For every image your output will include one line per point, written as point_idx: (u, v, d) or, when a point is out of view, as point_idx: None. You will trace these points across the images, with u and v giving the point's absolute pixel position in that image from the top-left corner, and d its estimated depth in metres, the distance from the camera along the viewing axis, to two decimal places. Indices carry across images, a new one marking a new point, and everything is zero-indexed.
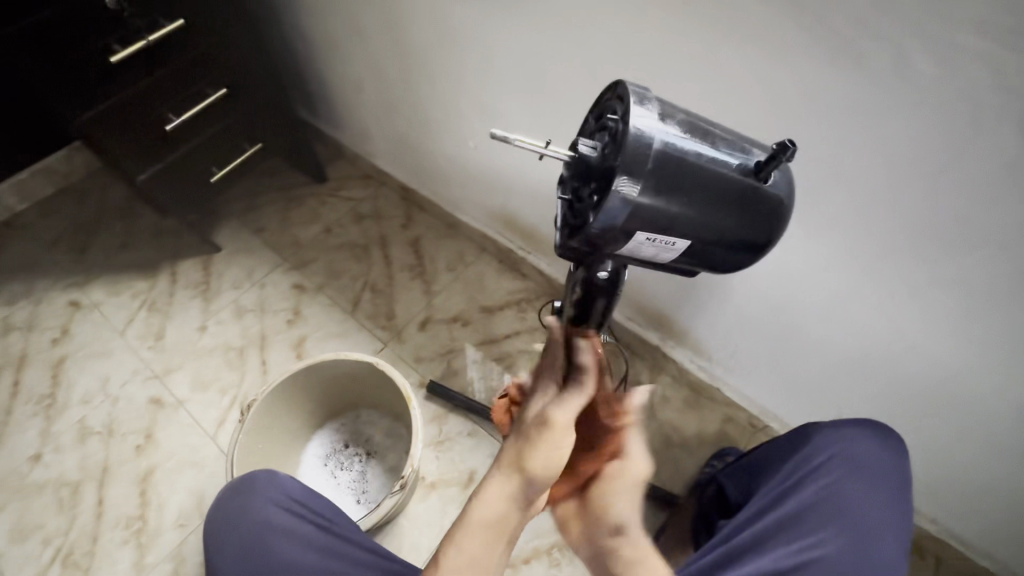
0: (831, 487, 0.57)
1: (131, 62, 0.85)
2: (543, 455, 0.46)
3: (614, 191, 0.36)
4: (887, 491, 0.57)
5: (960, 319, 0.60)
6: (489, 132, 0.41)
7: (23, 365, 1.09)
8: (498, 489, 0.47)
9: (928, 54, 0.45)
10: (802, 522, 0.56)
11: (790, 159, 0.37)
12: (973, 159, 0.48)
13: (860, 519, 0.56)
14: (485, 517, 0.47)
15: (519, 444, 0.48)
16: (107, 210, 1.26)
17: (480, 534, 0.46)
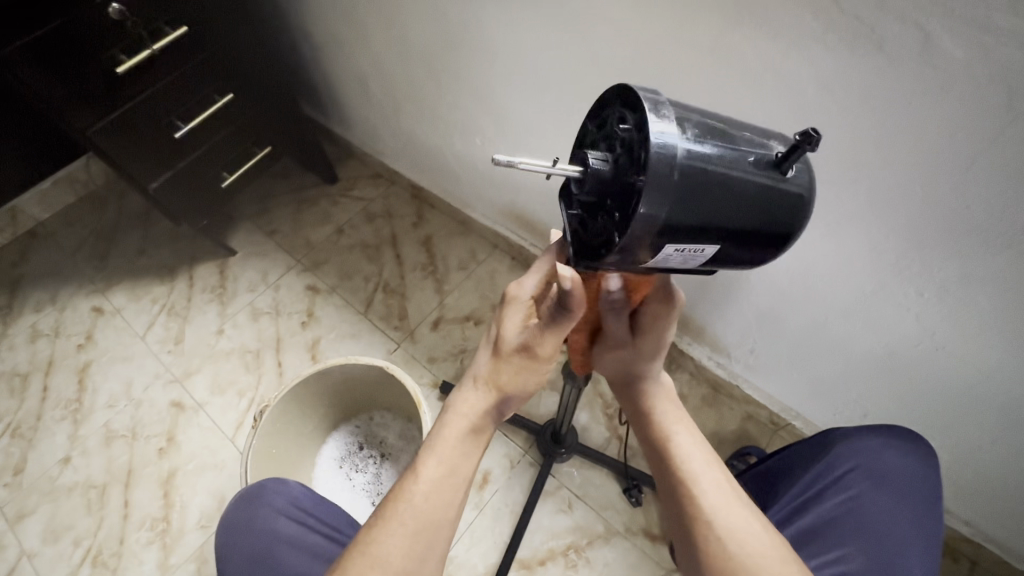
0: (853, 501, 0.55)
1: (138, 72, 0.85)
2: (522, 380, 0.51)
3: (642, 208, 0.34)
4: (914, 505, 0.55)
5: (997, 317, 0.56)
6: (494, 157, 0.39)
7: (51, 370, 1.12)
8: (476, 401, 0.50)
9: (955, 36, 0.41)
10: (821, 537, 0.54)
11: (815, 150, 0.35)
12: (1008, 148, 0.44)
13: (884, 534, 0.53)
14: (460, 424, 0.49)
15: (499, 365, 0.51)
16: (126, 217, 1.28)
17: (456, 444, 0.48)
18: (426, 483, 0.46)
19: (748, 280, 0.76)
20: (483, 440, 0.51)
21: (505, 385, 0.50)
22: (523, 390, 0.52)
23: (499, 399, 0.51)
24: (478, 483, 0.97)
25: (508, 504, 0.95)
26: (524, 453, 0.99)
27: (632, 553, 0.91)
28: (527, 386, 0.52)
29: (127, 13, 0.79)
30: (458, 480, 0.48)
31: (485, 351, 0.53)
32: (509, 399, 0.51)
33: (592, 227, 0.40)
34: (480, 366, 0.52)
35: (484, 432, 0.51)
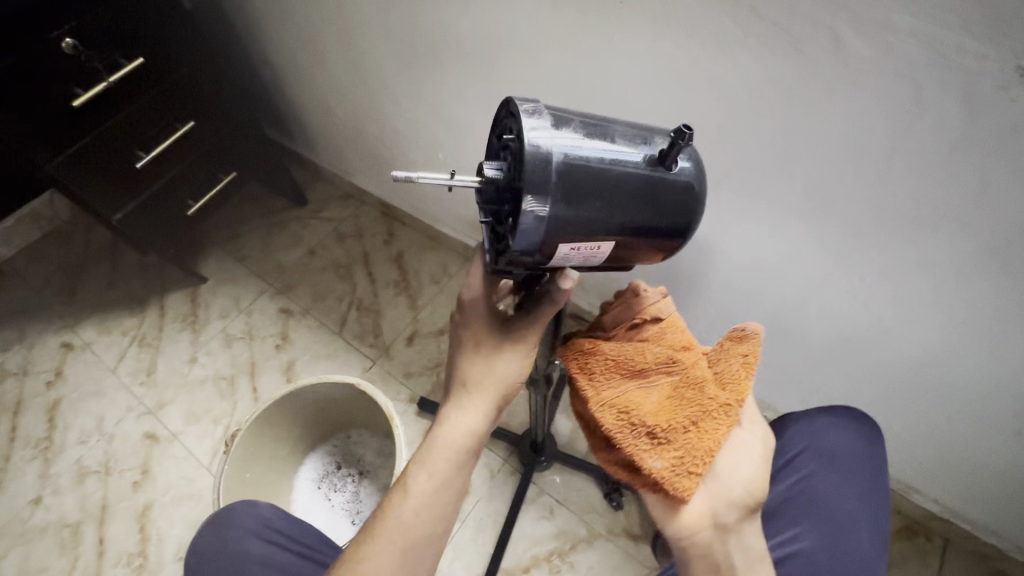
0: (806, 481, 0.56)
1: (94, 105, 0.86)
2: (507, 363, 0.47)
3: (526, 212, 0.37)
4: (862, 481, 0.56)
5: (935, 299, 0.58)
6: (394, 176, 0.41)
7: (20, 410, 1.10)
8: (467, 409, 0.48)
9: (861, 35, 0.44)
10: (776, 518, 0.55)
11: (690, 142, 0.38)
12: (920, 138, 0.47)
13: (834, 511, 0.54)
14: (451, 439, 0.47)
15: (476, 357, 0.48)
16: (94, 250, 1.27)
17: (447, 456, 0.47)
18: (415, 500, 0.46)
19: (707, 278, 0.78)
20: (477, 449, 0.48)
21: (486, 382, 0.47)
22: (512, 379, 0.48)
23: (492, 394, 0.48)
24: None
25: (490, 513, 0.95)
26: (504, 462, 0.99)
27: (614, 555, 0.91)
28: (517, 374, 0.48)
29: (81, 47, 0.80)
30: (449, 495, 0.48)
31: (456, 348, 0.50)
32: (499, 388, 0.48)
33: (496, 231, 0.43)
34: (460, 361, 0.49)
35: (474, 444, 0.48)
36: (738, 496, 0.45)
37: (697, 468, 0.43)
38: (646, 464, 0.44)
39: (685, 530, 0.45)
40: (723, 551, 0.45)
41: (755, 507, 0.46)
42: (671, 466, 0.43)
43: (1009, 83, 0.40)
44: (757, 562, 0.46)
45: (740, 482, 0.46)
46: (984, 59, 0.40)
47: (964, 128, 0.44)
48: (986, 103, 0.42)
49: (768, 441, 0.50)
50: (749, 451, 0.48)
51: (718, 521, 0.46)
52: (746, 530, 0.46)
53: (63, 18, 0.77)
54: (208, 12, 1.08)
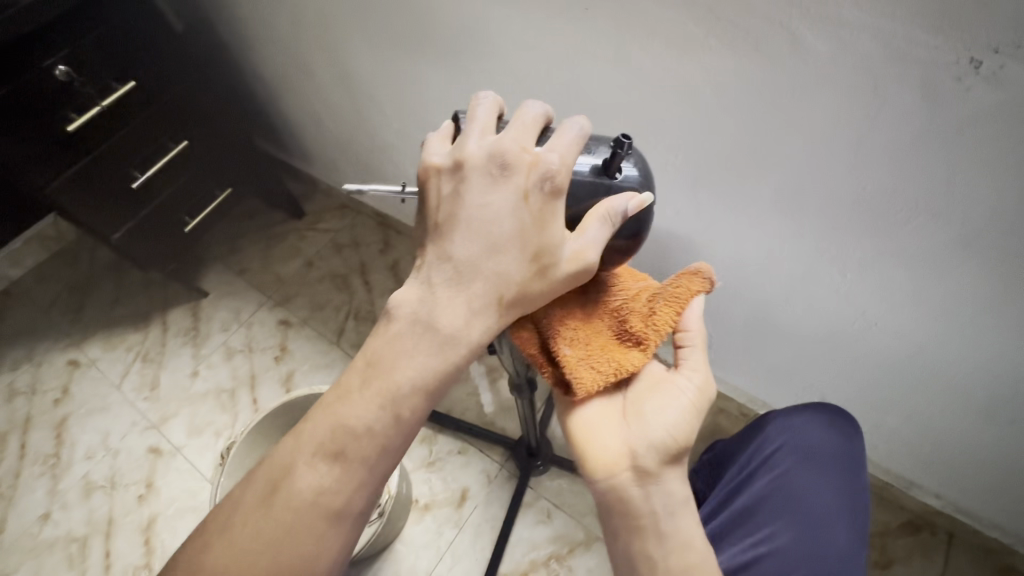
0: (782, 479, 0.56)
1: (88, 127, 0.88)
2: (408, 362, 0.40)
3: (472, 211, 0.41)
4: (840, 477, 0.56)
5: (916, 291, 0.58)
6: (345, 189, 0.49)
7: (29, 427, 1.12)
8: (357, 403, 0.40)
9: (818, 32, 0.44)
10: (752, 517, 0.55)
11: (627, 149, 0.41)
12: (885, 130, 0.47)
13: (810, 508, 0.54)
14: (321, 431, 0.40)
15: (397, 315, 0.42)
16: (98, 268, 1.30)
17: (308, 452, 0.40)
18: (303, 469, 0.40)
19: None
20: (353, 472, 0.39)
21: (387, 369, 0.40)
22: (486, 325, 0.41)
23: (383, 396, 0.40)
24: (456, 500, 0.97)
25: (488, 519, 0.95)
26: (501, 467, 0.99)
27: None
28: (425, 368, 0.40)
29: (73, 73, 0.82)
30: (298, 509, 0.38)
31: (436, 255, 0.42)
32: (496, 291, 0.40)
33: None
34: (429, 271, 0.42)
35: (352, 451, 0.39)
36: (657, 438, 0.44)
37: (598, 367, 0.44)
38: (557, 346, 0.45)
39: (599, 471, 0.45)
40: (643, 497, 0.44)
41: (678, 453, 0.45)
42: (575, 357, 0.45)
43: (963, 74, 0.40)
44: (680, 508, 0.44)
45: (661, 426, 0.45)
46: (937, 51, 0.40)
47: (924, 119, 0.44)
48: (943, 94, 0.42)
49: (705, 392, 0.47)
50: (679, 395, 0.46)
51: (639, 464, 0.44)
52: (671, 478, 0.44)
53: (56, 48, 0.79)
54: (199, 33, 1.10)
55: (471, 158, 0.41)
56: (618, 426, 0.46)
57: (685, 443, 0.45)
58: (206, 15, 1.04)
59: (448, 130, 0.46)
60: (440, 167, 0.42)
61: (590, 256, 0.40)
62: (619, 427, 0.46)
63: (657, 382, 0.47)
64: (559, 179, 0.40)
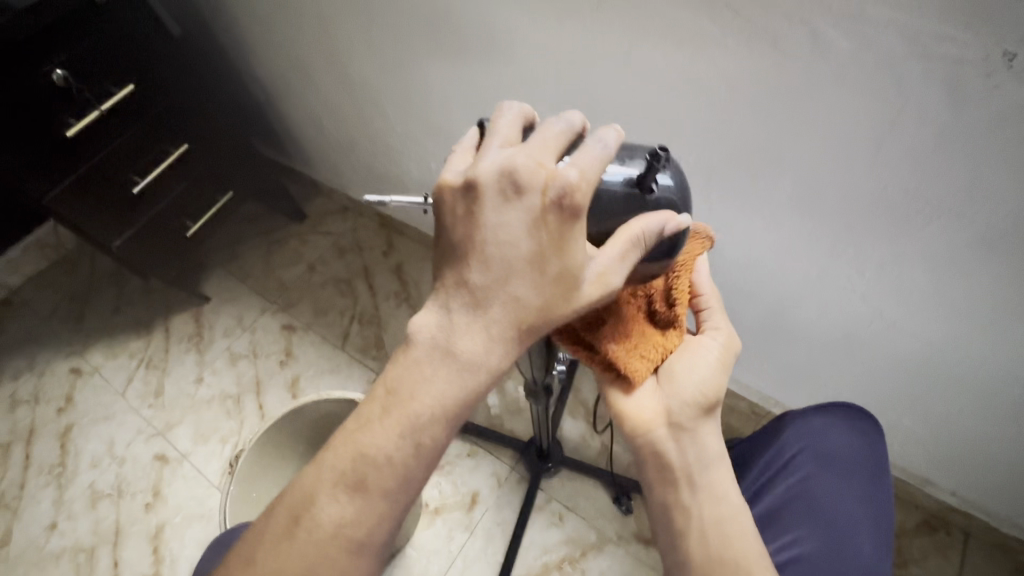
0: (803, 485, 0.55)
1: (87, 134, 0.87)
2: (428, 390, 0.39)
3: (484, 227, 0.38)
4: (864, 483, 0.55)
5: (934, 291, 0.57)
6: (365, 199, 0.48)
7: (33, 437, 1.11)
8: (376, 431, 0.39)
9: (840, 30, 0.43)
10: (773, 525, 0.54)
11: (664, 163, 0.40)
12: (907, 130, 0.46)
13: (832, 515, 0.53)
14: (342, 461, 0.39)
15: (415, 341, 0.41)
16: (99, 275, 1.29)
17: (329, 482, 0.39)
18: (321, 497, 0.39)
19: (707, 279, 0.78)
20: (374, 503, 0.39)
21: (406, 396, 0.39)
22: (504, 351, 0.39)
23: (403, 424, 0.39)
24: (467, 504, 0.96)
25: (499, 522, 0.94)
26: (511, 470, 0.99)
27: (626, 559, 0.90)
28: (444, 396, 0.39)
29: (71, 78, 0.80)
30: (322, 538, 0.38)
31: (452, 279, 0.40)
32: (516, 317, 0.39)
33: None
34: (446, 295, 0.40)
35: (371, 481, 0.39)
36: (690, 395, 0.47)
37: (647, 357, 0.45)
38: (606, 347, 0.44)
39: (638, 427, 0.47)
40: (675, 451, 0.47)
41: (709, 407, 0.47)
42: (625, 352, 0.45)
43: (993, 70, 0.39)
44: (714, 463, 0.46)
45: (693, 383, 0.47)
46: (965, 47, 0.39)
47: (949, 118, 0.43)
48: (971, 91, 0.41)
49: (730, 348, 0.50)
50: (706, 353, 0.49)
51: (674, 420, 0.47)
52: (704, 433, 0.47)
53: (54, 53, 0.78)
54: (197, 36, 1.08)
55: (485, 172, 0.38)
56: (653, 388, 0.48)
57: (718, 397, 0.47)
58: (203, 17, 1.02)
59: (467, 146, 0.44)
60: (453, 186, 0.40)
61: (613, 280, 0.40)
62: (653, 388, 0.48)
63: (684, 344, 0.49)
64: (575, 198, 0.37)
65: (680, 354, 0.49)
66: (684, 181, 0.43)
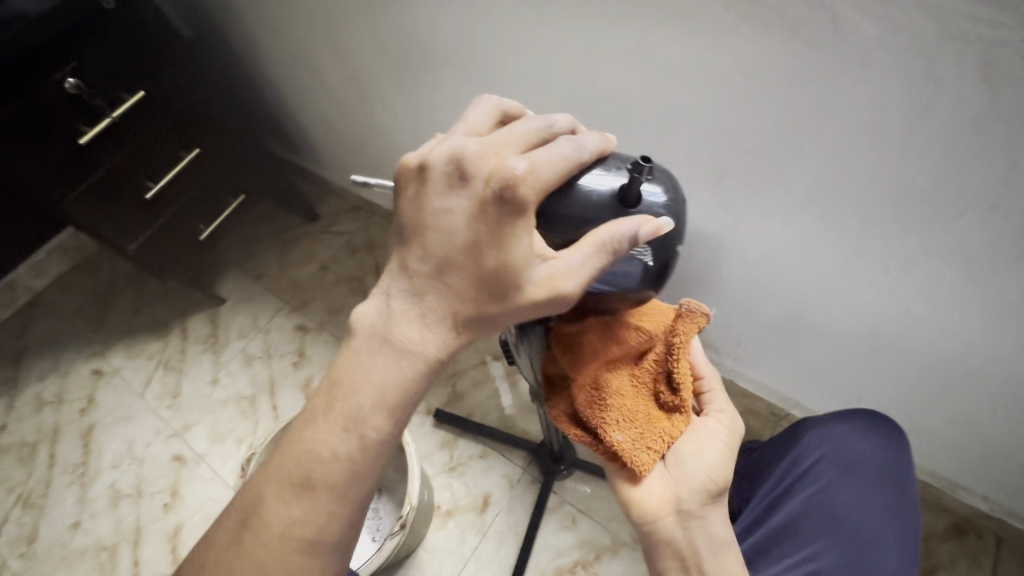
0: (823, 493, 0.53)
1: (101, 140, 0.88)
2: (365, 382, 0.39)
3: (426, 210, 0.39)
4: (885, 494, 0.53)
5: (967, 289, 0.54)
6: (351, 178, 0.46)
7: (57, 437, 1.14)
8: (321, 427, 0.39)
9: (865, 13, 0.40)
10: (792, 535, 0.52)
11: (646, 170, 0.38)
12: (936, 119, 0.43)
13: (854, 525, 0.51)
14: (290, 460, 0.39)
15: (357, 331, 0.41)
16: (119, 277, 1.31)
17: (278, 482, 0.39)
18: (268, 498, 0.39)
19: (723, 275, 0.75)
20: (322, 501, 0.38)
21: (348, 389, 0.39)
22: (442, 339, 0.39)
23: (347, 418, 0.39)
24: (479, 506, 0.95)
25: (511, 525, 0.93)
26: (523, 472, 0.97)
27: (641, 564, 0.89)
28: (386, 386, 0.39)
29: (83, 85, 0.81)
30: (273, 540, 0.38)
31: (399, 267, 0.40)
32: (454, 309, 0.39)
33: None
34: (389, 284, 0.40)
35: (318, 479, 0.38)
36: (700, 482, 0.47)
37: (653, 447, 0.46)
38: (610, 437, 0.45)
39: (647, 515, 0.47)
40: (686, 539, 0.47)
41: (717, 494, 0.48)
42: (630, 443, 0.45)
43: None
44: (723, 547, 0.47)
45: (701, 470, 0.47)
46: (1001, 29, 0.36)
47: (984, 105, 0.40)
48: (1008, 75, 0.38)
49: (735, 432, 0.51)
50: (713, 439, 0.49)
51: (684, 509, 0.47)
52: (712, 518, 0.48)
53: (65, 61, 0.78)
54: (207, 39, 1.09)
55: (439, 158, 0.39)
56: (661, 473, 0.48)
57: (726, 484, 0.48)
58: (213, 20, 1.03)
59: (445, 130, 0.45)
60: (410, 164, 0.41)
61: (567, 283, 0.37)
62: (662, 474, 0.48)
63: (691, 428, 0.50)
64: (519, 193, 0.36)
65: (688, 439, 0.49)
66: (678, 191, 0.41)
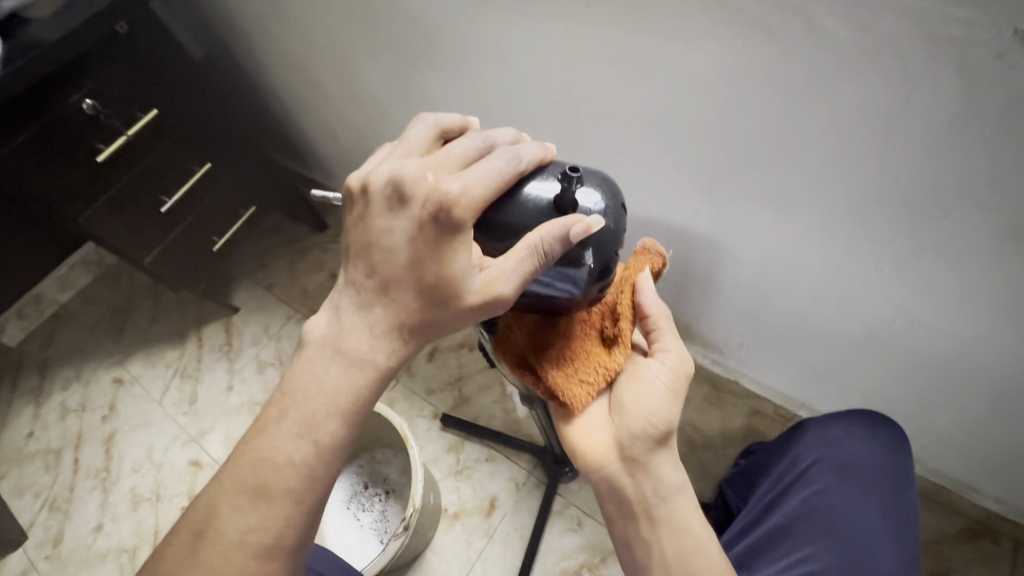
0: (819, 496, 0.53)
1: (116, 158, 0.92)
2: (317, 391, 0.41)
3: (372, 231, 0.41)
4: (883, 499, 0.52)
5: (960, 287, 0.54)
6: (315, 195, 0.54)
7: (80, 444, 1.18)
8: (275, 433, 0.41)
9: (836, 17, 0.40)
10: (786, 538, 0.52)
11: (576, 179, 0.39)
12: (914, 118, 0.43)
13: (852, 530, 0.51)
14: (242, 472, 0.40)
15: (309, 341, 0.43)
16: (138, 289, 1.36)
17: (232, 492, 0.40)
18: (226, 506, 0.39)
19: (720, 277, 0.75)
20: (279, 507, 0.39)
21: (301, 396, 0.41)
22: (389, 349, 0.42)
23: (300, 424, 0.41)
24: (485, 509, 0.96)
25: (517, 527, 0.94)
26: (529, 474, 0.98)
27: None
28: (336, 392, 0.41)
29: (98, 106, 0.85)
30: (229, 550, 0.38)
31: (347, 279, 0.43)
32: (397, 318, 0.41)
33: None
34: (338, 298, 0.43)
35: (273, 485, 0.39)
36: (639, 428, 0.48)
37: (588, 381, 0.47)
38: (544, 371, 0.46)
39: (593, 458, 0.50)
40: (633, 482, 0.49)
41: (661, 437, 0.48)
42: (563, 376, 0.47)
43: (1006, 50, 0.36)
44: (672, 494, 0.49)
45: (641, 411, 0.48)
46: (973, 28, 0.36)
47: (959, 104, 0.40)
48: (980, 73, 0.38)
49: (681, 371, 0.50)
50: (654, 381, 0.49)
51: (628, 452, 0.49)
52: (660, 464, 0.49)
53: (80, 83, 0.82)
54: (217, 58, 1.12)
55: (381, 180, 0.41)
56: (603, 417, 0.50)
57: (670, 426, 0.48)
58: (222, 40, 1.06)
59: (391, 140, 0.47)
60: (356, 186, 0.43)
61: (503, 287, 0.39)
62: (604, 416, 0.51)
63: (634, 370, 0.50)
64: (454, 212, 0.38)
65: (629, 381, 0.50)
66: (615, 196, 0.42)
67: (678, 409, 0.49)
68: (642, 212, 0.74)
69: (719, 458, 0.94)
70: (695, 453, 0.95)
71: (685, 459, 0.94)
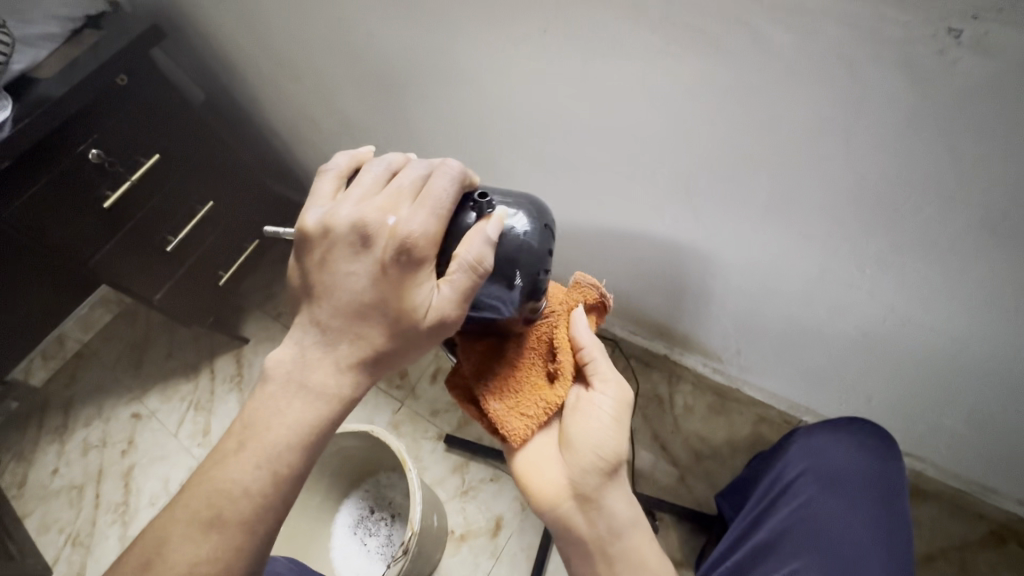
0: (804, 508, 0.56)
1: (122, 203, 0.96)
2: (277, 422, 0.42)
3: (339, 275, 0.43)
4: (863, 505, 0.55)
5: (943, 284, 0.53)
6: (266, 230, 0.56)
7: (101, 478, 1.22)
8: (234, 465, 0.41)
9: (781, 25, 0.41)
10: (775, 551, 0.55)
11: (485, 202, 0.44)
12: (870, 118, 0.43)
13: (836, 540, 0.53)
14: (196, 501, 0.41)
15: (272, 375, 0.44)
16: (154, 325, 1.40)
17: (184, 523, 0.41)
18: (177, 539, 0.40)
19: (710, 286, 0.75)
20: (231, 536, 0.40)
21: (262, 429, 0.42)
22: (353, 381, 0.43)
23: (259, 454, 0.42)
24: (492, 529, 0.96)
25: (523, 547, 0.94)
26: None
27: None
28: (301, 423, 0.42)
29: (104, 156, 0.89)
30: None
31: (307, 319, 0.44)
32: (359, 355, 0.43)
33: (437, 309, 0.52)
34: (299, 335, 0.44)
35: (228, 515, 0.41)
36: (584, 458, 0.52)
37: (528, 414, 0.50)
38: (487, 405, 0.49)
39: (541, 485, 0.53)
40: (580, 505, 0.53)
41: (604, 466, 0.52)
42: (505, 410, 0.50)
43: (946, 47, 0.36)
44: (621, 519, 0.54)
45: (583, 443, 0.52)
46: (911, 28, 0.36)
47: (913, 102, 0.40)
48: (928, 71, 0.38)
49: (619, 401, 0.53)
50: (595, 412, 0.53)
51: (573, 480, 0.53)
52: (606, 491, 0.53)
53: (87, 134, 0.86)
54: (219, 101, 1.17)
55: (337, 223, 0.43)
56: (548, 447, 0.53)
57: (613, 454, 0.52)
58: (221, 84, 1.11)
59: (342, 170, 0.47)
60: (314, 228, 0.44)
61: (451, 309, 0.42)
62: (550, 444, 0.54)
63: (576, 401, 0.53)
64: (416, 248, 0.41)
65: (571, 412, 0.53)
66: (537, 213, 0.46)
67: (620, 438, 0.53)
68: (626, 224, 0.74)
69: (726, 468, 0.93)
70: (701, 463, 0.94)
71: (690, 469, 0.94)
